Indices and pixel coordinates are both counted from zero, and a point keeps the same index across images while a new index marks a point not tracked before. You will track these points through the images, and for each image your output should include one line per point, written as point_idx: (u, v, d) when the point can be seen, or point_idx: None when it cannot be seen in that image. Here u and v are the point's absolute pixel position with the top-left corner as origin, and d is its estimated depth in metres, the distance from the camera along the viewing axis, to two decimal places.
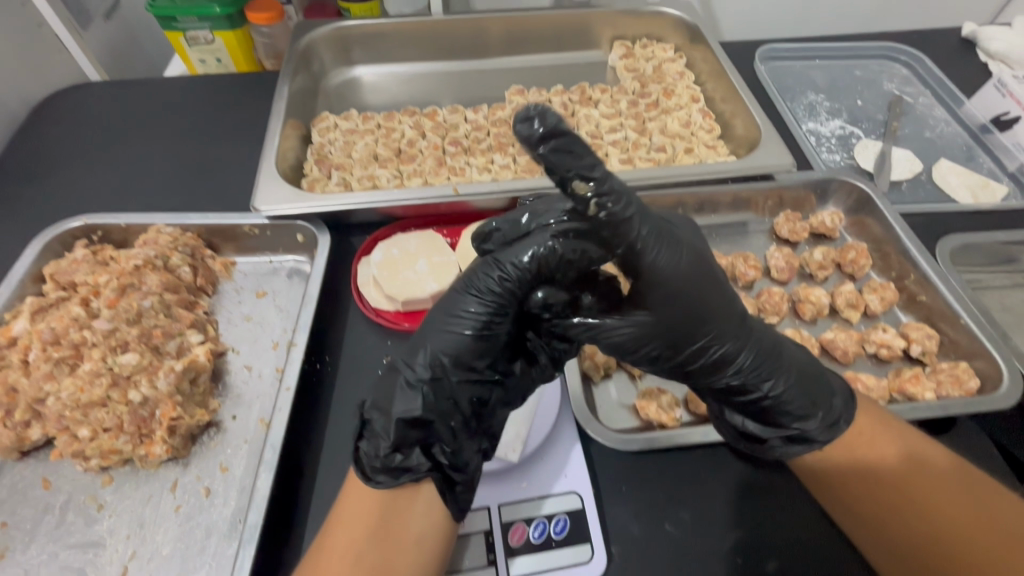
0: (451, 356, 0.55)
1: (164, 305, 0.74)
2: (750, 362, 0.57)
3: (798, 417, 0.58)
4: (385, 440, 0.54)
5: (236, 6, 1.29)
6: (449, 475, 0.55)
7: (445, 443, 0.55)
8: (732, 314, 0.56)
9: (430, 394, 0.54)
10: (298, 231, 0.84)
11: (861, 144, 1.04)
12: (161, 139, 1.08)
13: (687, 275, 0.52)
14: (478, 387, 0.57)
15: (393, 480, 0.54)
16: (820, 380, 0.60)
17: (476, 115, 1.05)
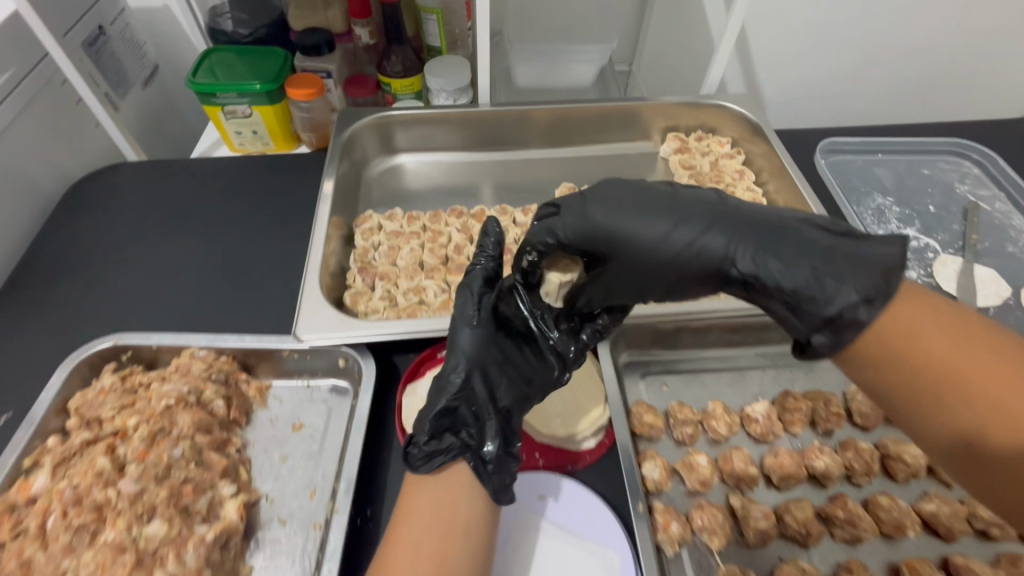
0: (469, 351, 0.66)
1: (195, 449, 0.68)
2: (733, 250, 0.58)
3: (832, 290, 0.52)
4: (422, 427, 0.61)
5: (276, 83, 1.26)
6: (481, 454, 0.60)
7: (469, 424, 0.62)
8: (695, 214, 0.62)
9: (455, 381, 0.64)
10: (340, 356, 0.78)
11: (940, 260, 0.96)
12: (196, 228, 1.03)
13: (634, 213, 0.64)
14: (493, 377, 0.66)
15: (433, 464, 0.58)
16: (838, 247, 0.55)
17: (526, 218, 1.01)
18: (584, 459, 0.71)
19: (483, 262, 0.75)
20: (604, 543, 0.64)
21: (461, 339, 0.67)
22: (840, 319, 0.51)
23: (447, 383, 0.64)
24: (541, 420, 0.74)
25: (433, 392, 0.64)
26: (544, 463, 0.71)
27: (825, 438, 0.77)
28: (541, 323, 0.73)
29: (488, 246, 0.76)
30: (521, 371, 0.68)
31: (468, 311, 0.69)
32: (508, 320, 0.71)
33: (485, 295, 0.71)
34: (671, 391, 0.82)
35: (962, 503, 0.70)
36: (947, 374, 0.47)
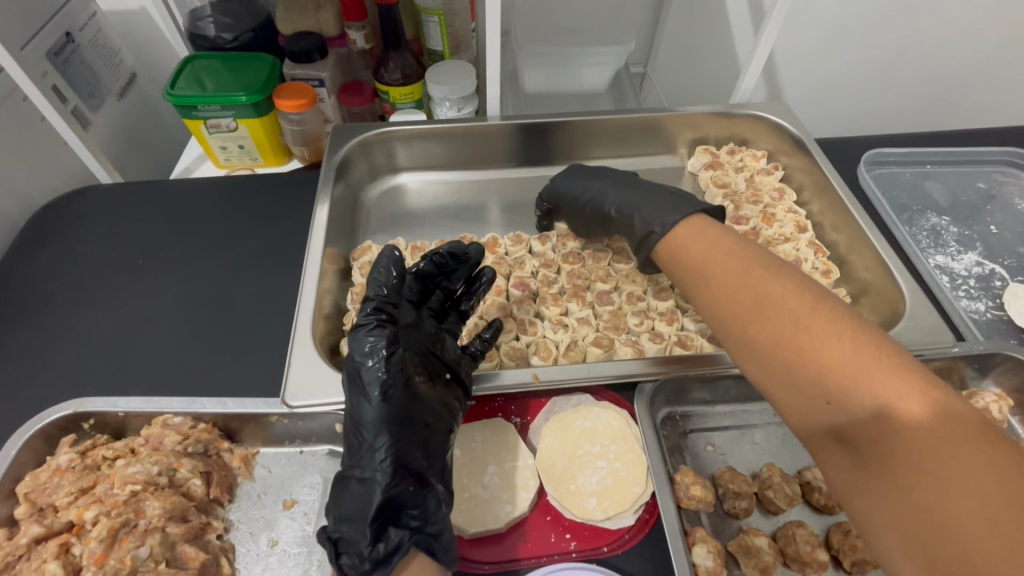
0: (373, 414, 0.59)
1: (166, 544, 0.58)
2: (608, 196, 0.82)
3: (655, 219, 0.71)
4: (362, 533, 0.56)
5: (263, 94, 1.15)
6: (430, 532, 0.58)
7: (411, 507, 0.58)
8: (615, 180, 0.84)
9: (383, 470, 0.58)
10: (337, 421, 0.67)
11: (1010, 290, 0.86)
12: (172, 261, 0.91)
13: (571, 182, 0.87)
14: (417, 445, 0.60)
15: (387, 567, 0.56)
16: (679, 197, 0.75)
17: (544, 246, 0.90)
18: (624, 542, 0.61)
19: (381, 301, 0.63)
20: None
21: (368, 416, 0.59)
22: (648, 239, 0.71)
23: (375, 472, 0.58)
24: (574, 495, 0.64)
25: (361, 489, 0.58)
26: (578, 548, 0.61)
27: None
28: (449, 354, 0.67)
29: (381, 277, 0.64)
30: (440, 415, 0.63)
31: (371, 379, 0.59)
32: (415, 363, 0.63)
33: (393, 349, 0.60)
34: (718, 451, 0.72)
35: None
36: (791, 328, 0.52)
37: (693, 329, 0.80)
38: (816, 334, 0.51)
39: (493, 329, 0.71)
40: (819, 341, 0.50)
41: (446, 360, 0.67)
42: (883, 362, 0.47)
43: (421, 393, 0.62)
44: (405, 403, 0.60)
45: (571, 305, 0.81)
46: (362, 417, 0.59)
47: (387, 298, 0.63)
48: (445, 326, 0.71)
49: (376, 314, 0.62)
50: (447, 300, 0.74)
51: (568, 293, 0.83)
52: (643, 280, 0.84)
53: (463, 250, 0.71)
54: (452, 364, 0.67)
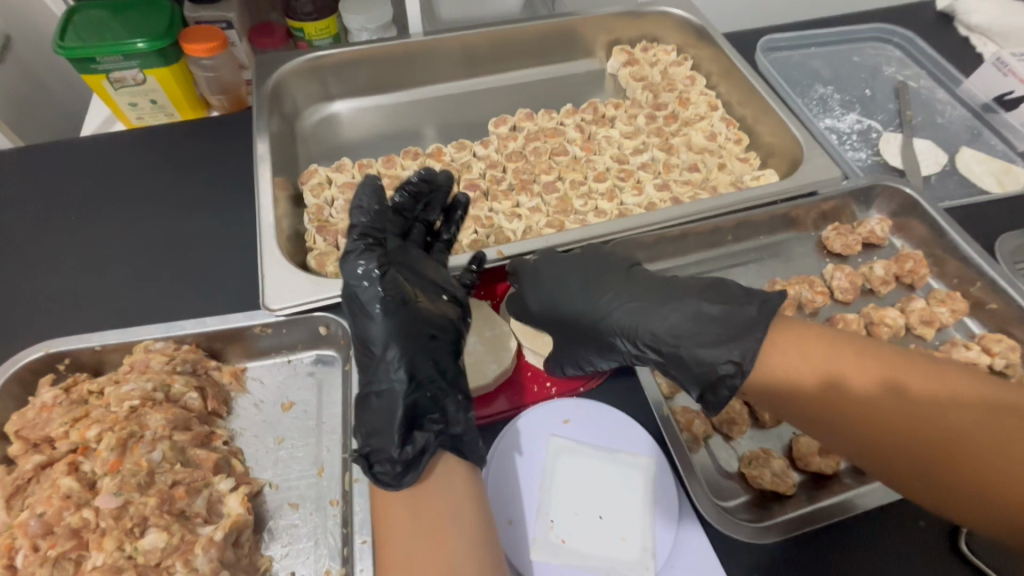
0: (382, 332, 0.60)
1: (177, 449, 0.60)
2: (624, 323, 0.62)
3: (708, 351, 0.57)
4: (390, 439, 0.54)
5: (168, 39, 1.09)
6: (455, 433, 0.58)
7: (431, 410, 0.58)
8: (613, 275, 0.67)
9: (399, 379, 0.58)
10: (319, 323, 0.71)
11: (883, 138, 1.01)
12: (106, 210, 0.87)
13: (559, 300, 0.67)
14: (429, 355, 0.61)
15: (419, 471, 0.54)
16: (714, 288, 0.60)
17: (487, 149, 0.94)
18: (595, 377, 0.70)
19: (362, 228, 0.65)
20: (635, 453, 0.62)
21: (375, 332, 0.61)
22: (718, 380, 0.56)
23: (391, 382, 0.58)
24: (547, 346, 0.71)
25: (384, 396, 0.57)
26: (558, 392, 0.70)
27: (813, 317, 0.80)
28: (442, 278, 0.68)
29: (358, 208, 0.66)
30: (447, 331, 0.64)
31: (368, 298, 0.61)
32: (410, 283, 0.65)
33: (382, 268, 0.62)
34: None
35: (938, 353, 0.75)
36: (834, 390, 0.53)
37: (631, 204, 0.89)
38: (837, 369, 0.53)
39: (477, 262, 0.74)
40: (837, 366, 0.53)
41: (440, 281, 0.67)
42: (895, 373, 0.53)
43: (422, 309, 0.63)
44: (408, 319, 0.61)
45: (520, 197, 0.87)
46: (368, 335, 0.61)
47: (372, 227, 0.65)
48: (434, 255, 0.72)
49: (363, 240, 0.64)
50: (428, 233, 0.74)
51: (516, 187, 0.89)
52: (582, 168, 0.92)
53: (431, 176, 0.73)
54: (447, 285, 0.68)
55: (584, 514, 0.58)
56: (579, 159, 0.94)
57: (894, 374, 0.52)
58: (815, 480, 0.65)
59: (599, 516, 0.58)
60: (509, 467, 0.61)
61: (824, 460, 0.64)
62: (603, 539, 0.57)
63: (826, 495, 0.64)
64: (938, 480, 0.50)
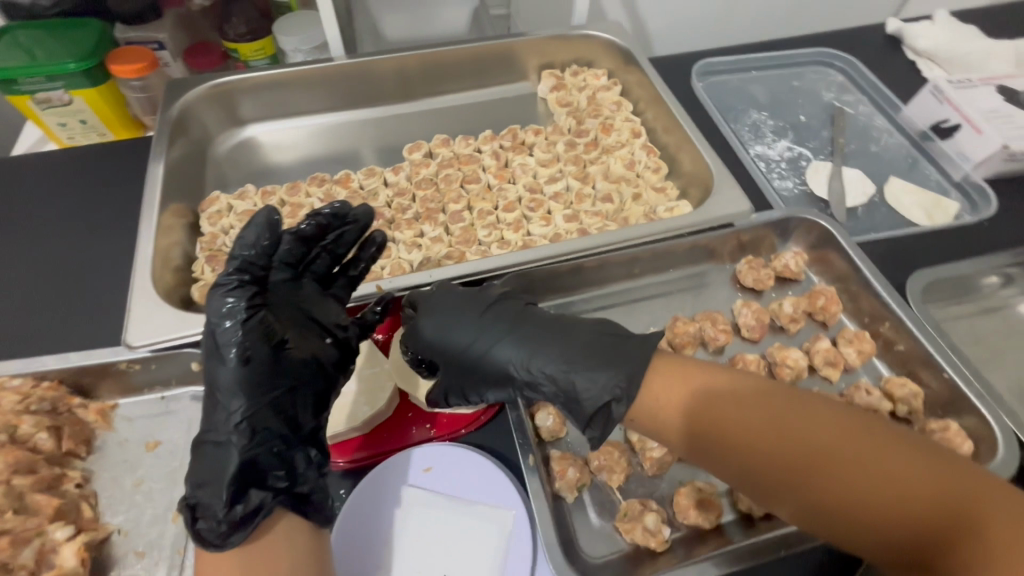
0: (233, 380, 0.52)
1: (13, 495, 0.58)
2: (520, 358, 0.58)
3: (590, 388, 0.54)
4: (217, 496, 0.49)
5: (94, 59, 1.08)
6: (298, 493, 0.53)
7: (276, 469, 0.52)
8: (505, 309, 0.62)
9: (240, 434, 0.51)
10: (190, 360, 0.68)
11: (811, 167, 0.99)
12: (1, 234, 0.85)
13: (448, 332, 0.62)
14: (282, 407, 0.55)
15: (247, 532, 0.48)
16: (619, 340, 0.57)
17: (398, 176, 0.93)
18: (477, 420, 0.67)
19: (247, 263, 0.53)
20: (495, 505, 0.59)
21: (223, 379, 0.52)
22: (606, 412, 0.54)
23: (231, 436, 0.51)
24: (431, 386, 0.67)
25: (221, 448, 0.51)
26: (437, 434, 0.67)
27: (717, 355, 0.77)
28: (328, 318, 0.60)
29: (248, 238, 0.52)
30: (314, 379, 0.58)
31: (225, 342, 0.52)
32: (281, 324, 0.56)
33: (251, 312, 0.53)
34: None
35: (840, 396, 0.72)
36: (710, 414, 0.52)
37: (539, 234, 0.86)
38: (711, 392, 0.52)
39: (386, 302, 0.68)
40: (711, 388, 0.52)
41: (324, 323, 0.60)
42: (766, 392, 0.52)
43: (288, 355, 0.56)
44: (269, 371, 0.54)
45: (424, 226, 0.85)
46: (216, 381, 0.52)
47: (259, 267, 0.53)
48: (332, 293, 0.64)
49: (241, 277, 0.53)
50: (335, 263, 0.64)
51: (421, 216, 0.87)
52: (492, 196, 0.90)
53: (349, 211, 0.60)
54: (332, 328, 0.60)
55: (430, 572, 0.56)
56: (492, 187, 0.92)
57: (760, 388, 0.52)
58: (694, 534, 0.62)
59: (443, 574, 0.56)
60: (369, 514, 0.59)
61: (702, 514, 0.61)
62: None
63: (701, 551, 0.60)
64: (817, 502, 0.48)
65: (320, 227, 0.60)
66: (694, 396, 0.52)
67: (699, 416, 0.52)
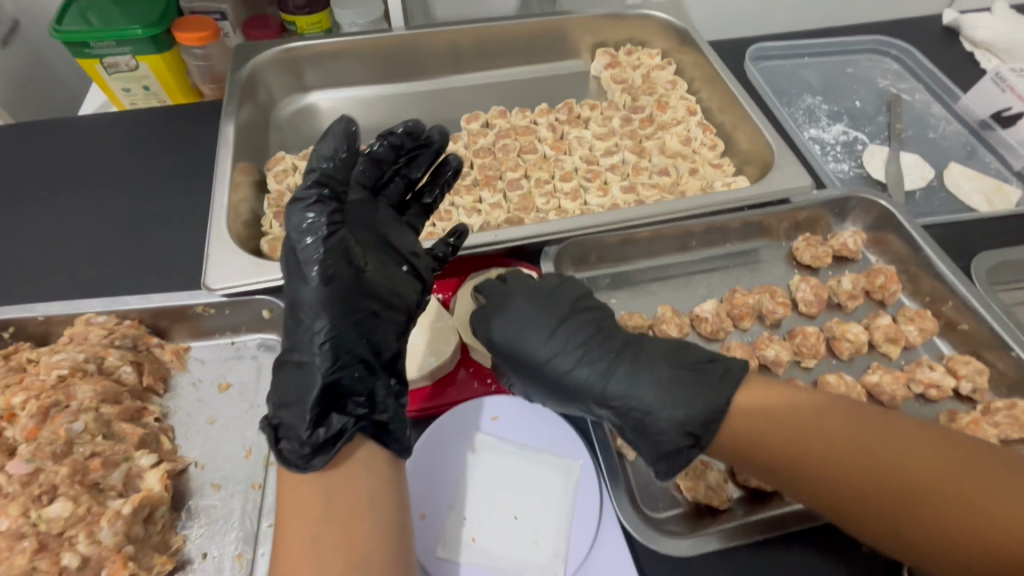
0: (314, 301, 0.54)
1: (102, 421, 0.61)
2: (593, 380, 0.57)
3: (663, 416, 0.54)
4: (301, 418, 0.51)
5: (161, 27, 1.11)
6: (378, 420, 0.54)
7: (357, 393, 0.54)
8: (582, 318, 0.61)
9: (323, 356, 0.53)
10: (262, 307, 0.71)
11: (868, 151, 0.98)
12: (77, 185, 0.88)
13: (519, 333, 0.60)
14: (363, 331, 0.56)
15: (329, 456, 0.49)
16: (700, 371, 0.56)
17: (456, 145, 0.94)
18: None
19: (327, 178, 0.52)
20: (564, 456, 0.61)
21: (308, 298, 0.53)
22: (676, 452, 0.54)
23: (317, 357, 0.53)
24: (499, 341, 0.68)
25: (307, 367, 0.53)
26: (499, 389, 0.69)
27: (774, 328, 0.78)
28: (404, 248, 0.62)
29: (329, 151, 0.52)
30: (391, 306, 0.59)
31: (306, 260, 0.53)
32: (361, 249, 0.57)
33: (334, 232, 0.53)
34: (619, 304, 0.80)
35: (901, 372, 0.72)
36: (798, 449, 0.51)
37: (596, 205, 0.88)
38: (797, 426, 0.52)
39: (457, 233, 0.67)
40: (795, 423, 0.52)
41: (401, 249, 0.62)
42: (848, 421, 0.52)
43: (369, 279, 0.57)
44: (349, 292, 0.55)
45: (483, 193, 0.87)
46: (299, 299, 0.54)
47: (338, 187, 0.53)
48: (407, 219, 0.66)
49: (324, 194, 0.52)
50: (408, 190, 0.67)
51: (480, 183, 0.88)
52: (549, 167, 0.91)
53: (422, 131, 0.62)
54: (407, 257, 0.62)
55: (501, 514, 0.58)
56: (548, 158, 0.93)
57: (842, 417, 0.52)
58: (756, 495, 0.62)
59: (515, 516, 0.57)
60: (437, 457, 0.61)
61: None
62: (521, 538, 0.56)
63: (763, 511, 0.61)
64: (915, 532, 0.49)
65: (392, 148, 0.61)
66: (779, 432, 0.52)
67: (786, 457, 0.51)
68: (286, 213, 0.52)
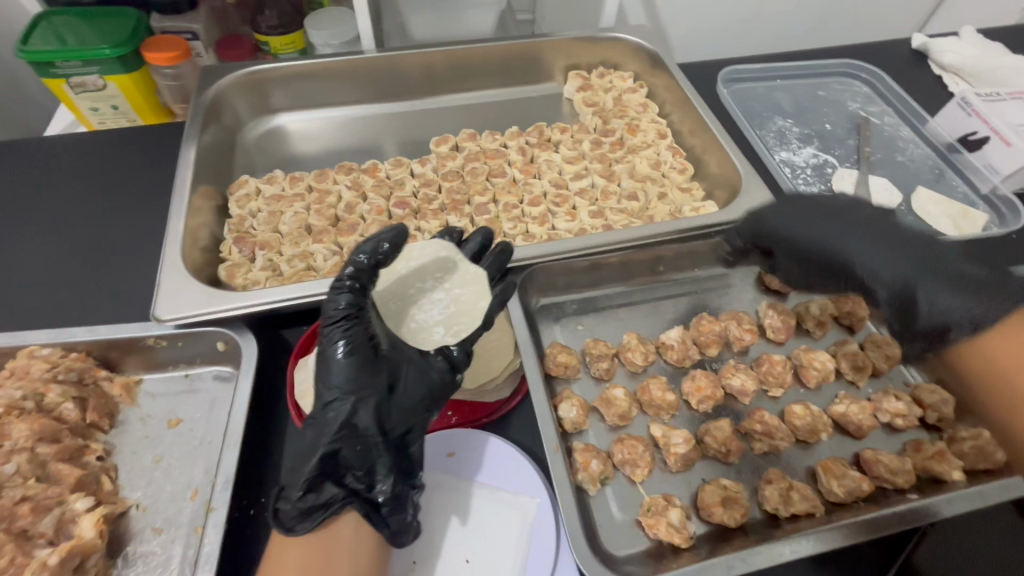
0: (332, 373, 0.51)
1: (37, 462, 0.58)
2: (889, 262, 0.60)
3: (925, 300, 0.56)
4: (299, 480, 0.51)
5: (129, 47, 1.09)
6: (370, 497, 0.52)
7: (355, 467, 0.51)
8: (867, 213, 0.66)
9: (332, 425, 0.50)
10: (216, 339, 0.69)
11: (837, 174, 0.98)
12: (33, 210, 0.86)
13: (799, 217, 0.68)
14: (378, 410, 0.51)
15: (315, 523, 0.51)
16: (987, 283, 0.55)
17: (424, 167, 0.94)
18: (497, 410, 0.66)
19: (360, 269, 0.50)
20: (522, 493, 0.59)
21: (330, 372, 0.50)
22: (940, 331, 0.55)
23: (325, 422, 0.51)
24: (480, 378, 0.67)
25: (310, 434, 0.51)
26: (459, 421, 0.66)
27: (742, 356, 0.77)
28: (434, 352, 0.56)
29: (368, 246, 0.50)
30: (412, 388, 0.54)
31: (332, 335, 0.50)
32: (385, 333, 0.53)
33: (355, 313, 0.51)
34: (587, 329, 0.78)
35: (868, 401, 0.71)
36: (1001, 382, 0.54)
37: (563, 229, 0.87)
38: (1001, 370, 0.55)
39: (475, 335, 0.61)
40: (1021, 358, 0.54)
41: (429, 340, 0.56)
42: None
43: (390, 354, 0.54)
44: (371, 367, 0.51)
45: (450, 217, 0.86)
46: (322, 370, 0.51)
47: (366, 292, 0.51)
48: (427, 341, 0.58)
49: (353, 283, 0.50)
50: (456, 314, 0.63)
51: (447, 207, 0.87)
52: (518, 191, 0.90)
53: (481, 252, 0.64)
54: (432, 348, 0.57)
55: (452, 557, 0.56)
56: (517, 182, 0.92)
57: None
58: (719, 533, 0.61)
59: (466, 560, 0.56)
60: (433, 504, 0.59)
61: (727, 512, 0.60)
62: None
63: (726, 549, 0.59)
64: None
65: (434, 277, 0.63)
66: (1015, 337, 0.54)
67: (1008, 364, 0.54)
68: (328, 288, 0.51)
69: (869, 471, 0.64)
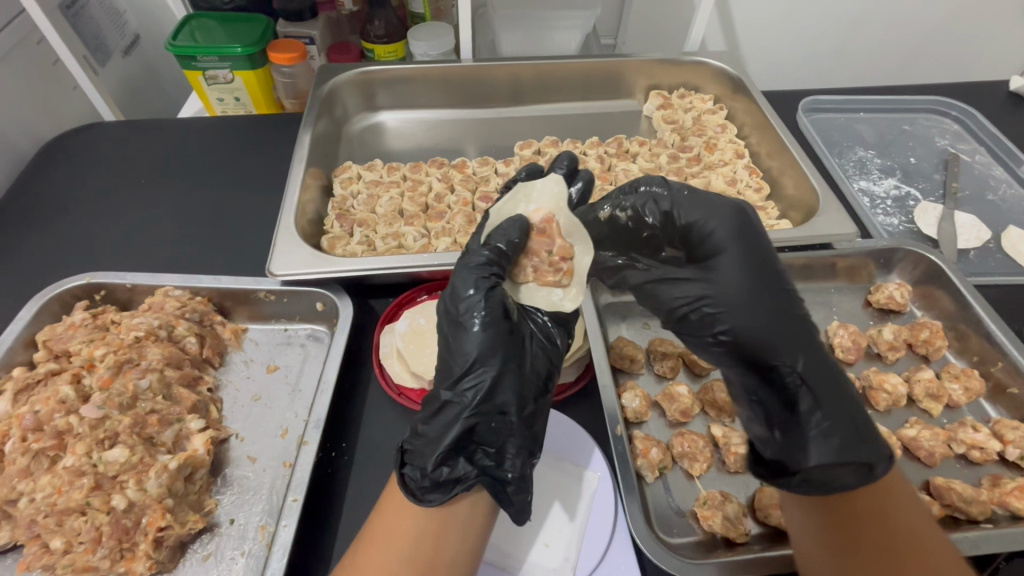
0: (472, 351, 0.54)
1: (164, 382, 0.67)
2: (801, 366, 0.54)
3: (820, 445, 0.52)
4: (431, 454, 0.52)
5: (257, 47, 1.23)
6: (501, 477, 0.53)
7: (488, 443, 0.53)
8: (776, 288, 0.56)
9: (469, 400, 0.53)
10: (318, 300, 0.77)
11: (920, 207, 0.97)
12: (172, 178, 0.99)
13: (735, 277, 0.55)
14: (511, 383, 0.54)
15: (445, 495, 0.51)
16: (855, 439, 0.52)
17: (508, 168, 1.01)
18: (563, 392, 0.70)
19: (498, 252, 0.58)
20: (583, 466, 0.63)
21: (470, 345, 0.54)
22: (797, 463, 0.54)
23: (463, 396, 0.53)
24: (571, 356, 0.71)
25: (449, 408, 0.53)
26: None
27: None
28: (719, 257, 0.56)
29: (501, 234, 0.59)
30: (538, 367, 0.57)
31: (469, 310, 0.55)
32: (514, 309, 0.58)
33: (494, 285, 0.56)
34: (653, 328, 0.81)
35: (942, 430, 0.70)
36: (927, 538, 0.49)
37: None
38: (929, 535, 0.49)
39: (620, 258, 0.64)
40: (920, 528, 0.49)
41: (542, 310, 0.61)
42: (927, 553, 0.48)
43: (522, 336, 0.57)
44: (505, 341, 0.55)
45: None
46: (459, 346, 0.54)
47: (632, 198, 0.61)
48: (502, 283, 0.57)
49: (488, 256, 0.57)
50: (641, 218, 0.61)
51: None
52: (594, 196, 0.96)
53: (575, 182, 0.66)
54: (693, 277, 0.58)
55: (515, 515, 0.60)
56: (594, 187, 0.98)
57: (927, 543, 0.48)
58: (775, 533, 0.61)
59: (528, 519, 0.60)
60: None
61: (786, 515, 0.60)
62: (529, 542, 0.58)
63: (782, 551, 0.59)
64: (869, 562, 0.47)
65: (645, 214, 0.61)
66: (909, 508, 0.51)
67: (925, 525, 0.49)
68: (458, 263, 0.57)
69: (939, 498, 0.63)
